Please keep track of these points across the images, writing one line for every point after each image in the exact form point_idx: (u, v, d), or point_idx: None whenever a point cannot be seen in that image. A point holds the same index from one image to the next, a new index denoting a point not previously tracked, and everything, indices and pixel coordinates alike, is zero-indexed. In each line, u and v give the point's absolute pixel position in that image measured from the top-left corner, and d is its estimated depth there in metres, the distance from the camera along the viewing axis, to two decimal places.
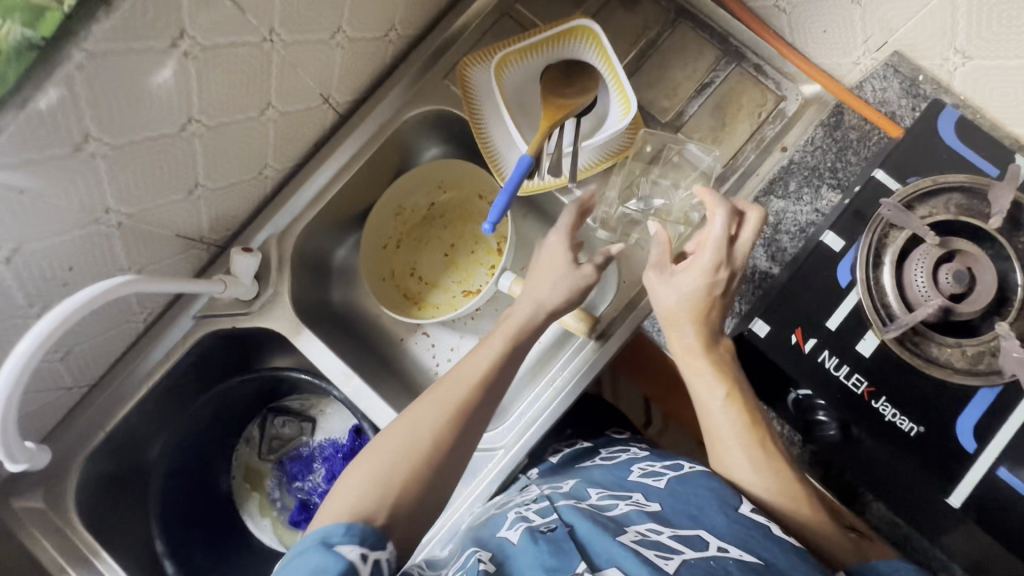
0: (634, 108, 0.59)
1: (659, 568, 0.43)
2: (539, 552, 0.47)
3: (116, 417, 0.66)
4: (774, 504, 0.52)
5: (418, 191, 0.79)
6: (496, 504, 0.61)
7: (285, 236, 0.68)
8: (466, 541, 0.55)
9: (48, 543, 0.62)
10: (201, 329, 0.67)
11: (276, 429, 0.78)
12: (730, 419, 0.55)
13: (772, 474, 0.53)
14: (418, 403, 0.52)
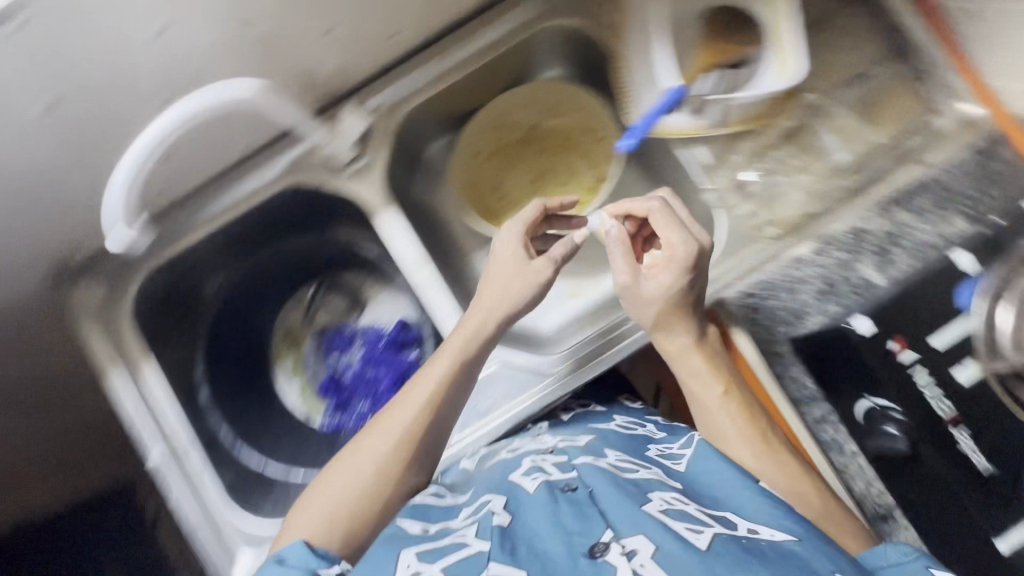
0: (799, 71, 0.58)
1: (690, 542, 0.44)
2: (558, 509, 0.50)
3: (190, 237, 0.67)
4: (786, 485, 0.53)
5: (524, 109, 0.77)
6: (513, 446, 0.63)
7: (391, 112, 0.67)
8: (479, 484, 0.58)
9: (102, 335, 0.65)
10: (288, 180, 0.67)
11: (330, 300, 0.77)
12: (728, 413, 0.57)
13: (778, 460, 0.54)
14: (371, 428, 0.57)
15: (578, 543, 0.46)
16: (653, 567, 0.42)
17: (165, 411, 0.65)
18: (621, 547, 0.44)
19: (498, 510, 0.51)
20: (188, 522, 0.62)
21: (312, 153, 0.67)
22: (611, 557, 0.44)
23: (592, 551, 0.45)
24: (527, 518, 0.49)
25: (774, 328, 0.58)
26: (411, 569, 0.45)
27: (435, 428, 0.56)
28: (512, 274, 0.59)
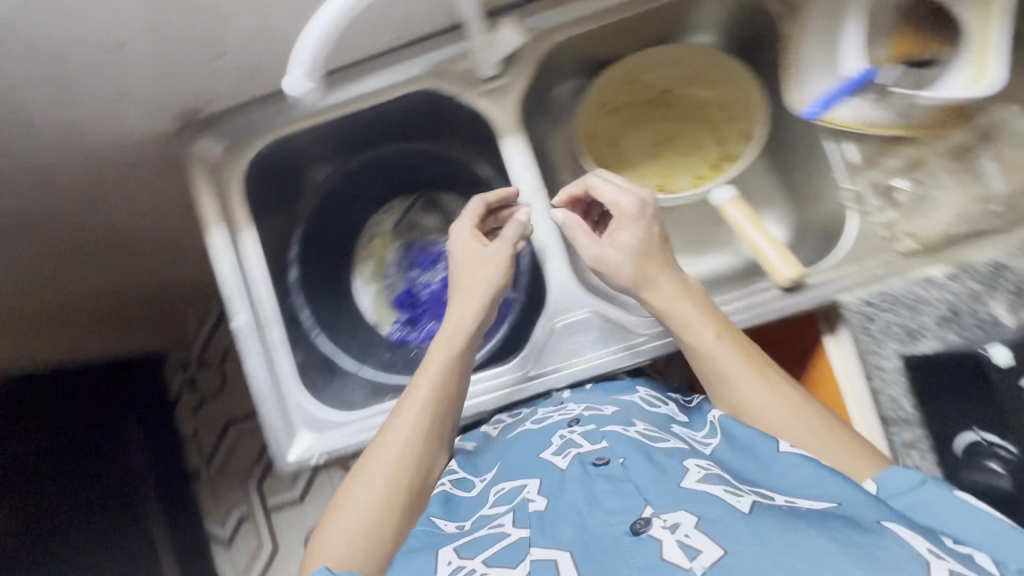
0: (990, 82, 0.55)
1: (733, 506, 0.41)
2: (590, 484, 0.47)
3: (315, 117, 0.67)
4: (800, 424, 0.52)
5: (663, 70, 0.75)
6: (539, 418, 0.62)
7: (541, 38, 0.65)
8: (505, 468, 0.57)
9: (211, 195, 0.65)
10: (423, 84, 0.65)
11: (424, 217, 0.79)
12: (724, 350, 0.56)
13: (785, 397, 0.54)
14: (377, 446, 0.57)
15: (618, 523, 0.42)
16: (699, 536, 0.38)
17: (257, 280, 0.66)
18: (662, 522, 0.41)
19: (534, 495, 0.49)
20: (259, 389, 0.63)
21: (453, 62, 0.65)
22: (654, 532, 0.40)
23: (635, 529, 0.41)
24: (561, 497, 0.47)
25: (884, 344, 0.57)
26: (453, 564, 0.45)
27: (435, 433, 0.58)
28: (487, 261, 0.62)
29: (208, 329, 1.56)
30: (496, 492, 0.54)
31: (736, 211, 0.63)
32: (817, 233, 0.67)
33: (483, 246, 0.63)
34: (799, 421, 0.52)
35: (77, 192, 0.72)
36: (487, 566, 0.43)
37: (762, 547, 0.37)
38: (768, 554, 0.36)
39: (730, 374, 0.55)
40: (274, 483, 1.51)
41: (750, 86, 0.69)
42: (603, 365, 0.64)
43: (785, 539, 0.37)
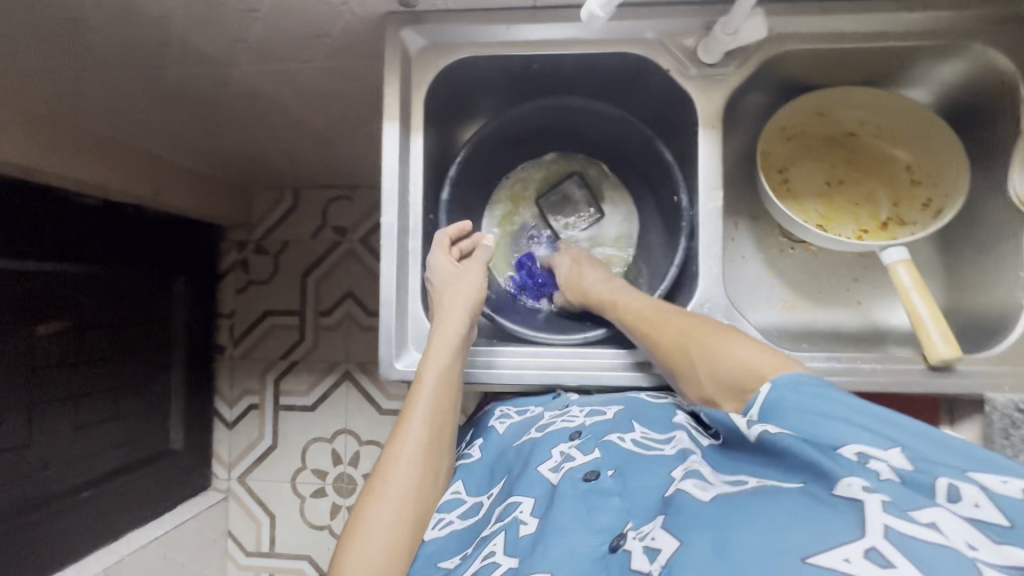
0: None
1: (695, 497, 0.43)
2: (580, 501, 0.51)
3: (520, 46, 0.64)
4: (721, 352, 0.55)
5: (861, 112, 0.72)
6: (541, 427, 0.65)
7: (773, 43, 0.62)
8: (511, 483, 0.59)
9: (395, 91, 0.63)
10: (641, 49, 0.62)
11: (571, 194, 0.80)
12: (639, 299, 0.65)
13: (714, 335, 0.56)
14: (385, 464, 0.57)
15: (596, 543, 0.46)
16: (663, 535, 0.41)
17: (412, 190, 0.65)
18: (635, 535, 0.44)
19: (526, 517, 0.52)
20: (386, 295, 0.62)
21: (678, 36, 0.62)
22: (627, 545, 0.44)
23: (611, 545, 0.45)
24: (552, 516, 0.50)
25: (1020, 455, 0.56)
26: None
27: (436, 449, 0.59)
28: (462, 280, 0.64)
29: (278, 216, 1.55)
30: (497, 511, 0.56)
31: (908, 276, 0.61)
32: (960, 323, 0.67)
33: (457, 270, 0.64)
34: (723, 347, 0.55)
35: (262, 41, 0.71)
36: None
37: (711, 533, 0.38)
38: (717, 538, 0.38)
39: (651, 331, 0.61)
40: (290, 382, 1.53)
41: (957, 158, 0.66)
42: (642, 379, 0.64)
43: (731, 527, 0.38)
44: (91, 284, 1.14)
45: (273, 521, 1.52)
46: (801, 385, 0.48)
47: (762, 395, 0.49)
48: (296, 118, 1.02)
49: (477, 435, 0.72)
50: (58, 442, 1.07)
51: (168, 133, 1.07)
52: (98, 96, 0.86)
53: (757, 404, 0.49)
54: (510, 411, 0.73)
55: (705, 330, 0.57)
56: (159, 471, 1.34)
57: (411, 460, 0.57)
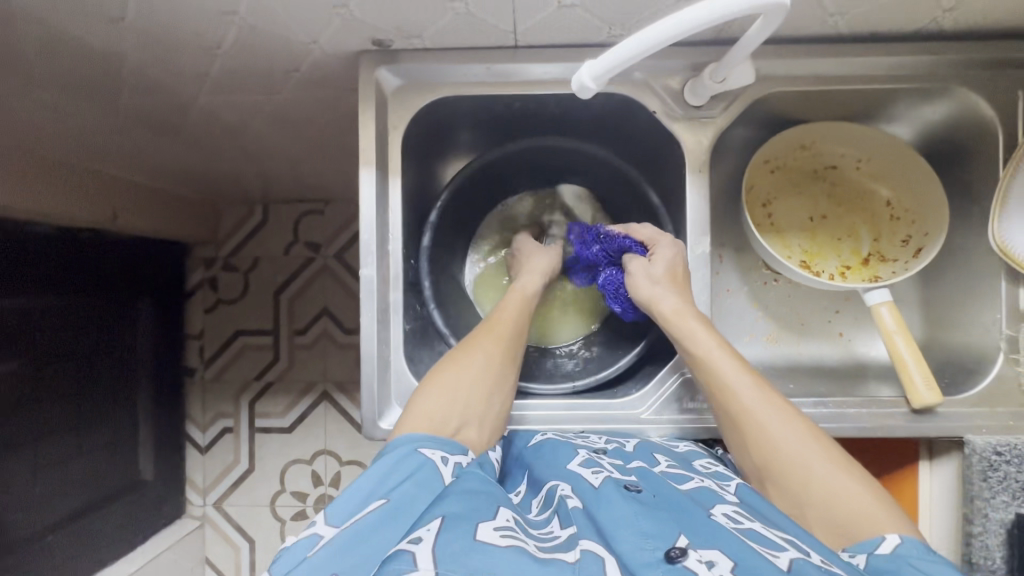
0: None
1: (771, 563, 0.41)
2: (629, 501, 0.48)
3: (501, 85, 0.62)
4: (840, 489, 0.51)
5: (842, 146, 0.72)
6: (558, 435, 0.62)
7: (760, 84, 0.61)
8: (538, 480, 0.56)
9: (372, 134, 0.60)
10: (626, 89, 0.61)
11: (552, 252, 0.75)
12: (732, 363, 0.56)
13: (829, 461, 0.52)
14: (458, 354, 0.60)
15: (648, 551, 0.43)
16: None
17: (392, 238, 0.62)
18: (698, 555, 0.42)
19: (570, 494, 0.51)
20: (367, 351, 0.60)
21: (664, 76, 0.60)
22: (689, 563, 0.41)
23: (668, 555, 0.42)
24: (602, 512, 0.47)
25: (996, 495, 0.58)
26: (511, 522, 0.45)
27: (505, 367, 0.61)
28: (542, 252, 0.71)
29: (247, 231, 1.49)
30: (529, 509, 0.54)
31: (890, 318, 0.62)
32: (934, 359, 0.68)
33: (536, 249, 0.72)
34: (841, 478, 0.51)
35: (226, 75, 0.67)
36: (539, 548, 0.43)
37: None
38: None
39: (764, 432, 0.54)
40: (266, 404, 1.48)
41: (936, 197, 0.67)
42: (633, 425, 0.63)
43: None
44: (48, 315, 1.07)
45: (252, 546, 1.48)
46: (920, 554, 0.46)
47: (890, 542, 0.47)
48: (264, 140, 0.98)
49: None
50: (18, 487, 1.01)
51: (124, 156, 1.00)
52: (46, 124, 0.80)
53: (880, 548, 0.47)
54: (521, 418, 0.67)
55: (816, 443, 0.53)
56: (129, 506, 1.28)
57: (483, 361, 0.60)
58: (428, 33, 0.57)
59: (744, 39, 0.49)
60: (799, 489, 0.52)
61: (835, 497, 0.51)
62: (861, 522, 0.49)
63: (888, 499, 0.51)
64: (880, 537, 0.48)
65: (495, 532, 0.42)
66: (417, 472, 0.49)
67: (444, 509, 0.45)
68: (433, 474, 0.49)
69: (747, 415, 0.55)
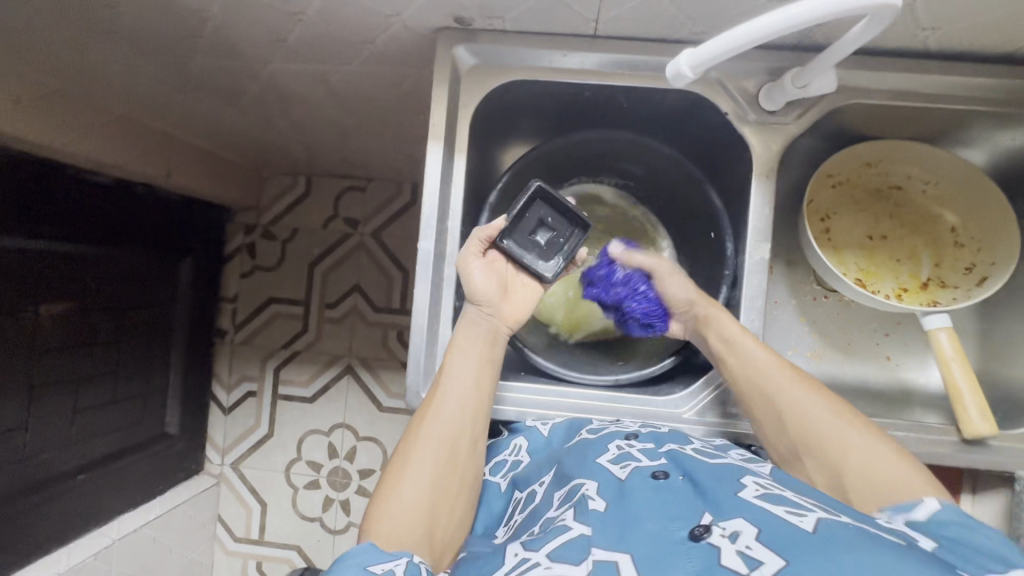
0: None
1: (796, 525, 0.42)
2: (651, 496, 0.49)
3: (574, 73, 0.62)
4: (871, 453, 0.52)
5: (912, 166, 0.70)
6: (594, 428, 0.62)
7: (837, 95, 0.60)
8: (562, 469, 0.57)
9: (443, 111, 0.61)
10: (700, 89, 0.60)
11: (531, 241, 0.64)
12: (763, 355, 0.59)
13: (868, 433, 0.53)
14: (414, 440, 0.57)
15: (675, 529, 0.45)
16: (761, 548, 0.41)
17: (451, 215, 0.63)
18: (721, 530, 0.44)
19: (594, 494, 0.51)
20: (418, 323, 0.61)
21: (740, 79, 0.60)
22: (713, 539, 0.43)
23: (692, 534, 0.44)
24: (625, 505, 0.49)
25: None
26: (519, 556, 0.46)
27: (461, 438, 0.57)
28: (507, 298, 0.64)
29: (289, 201, 1.52)
30: (548, 494, 0.56)
31: (950, 344, 0.60)
32: (987, 391, 0.66)
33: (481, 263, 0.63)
34: (877, 452, 0.52)
35: (302, 43, 0.69)
36: (551, 560, 0.44)
37: (822, 560, 0.38)
38: (825, 563, 0.38)
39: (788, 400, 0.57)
40: (291, 372, 1.51)
41: (1006, 226, 0.65)
42: (673, 421, 0.63)
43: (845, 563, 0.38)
44: (99, 263, 1.11)
45: (263, 509, 1.50)
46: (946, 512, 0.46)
47: (927, 507, 0.47)
48: (322, 112, 0.99)
49: (512, 434, 0.68)
50: (55, 426, 1.05)
51: (184, 116, 1.03)
52: (117, 74, 0.82)
53: (917, 512, 0.47)
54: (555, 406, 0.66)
55: (859, 426, 0.54)
56: (154, 456, 1.32)
57: (434, 452, 0.56)
58: (511, 15, 0.57)
59: (837, 44, 0.48)
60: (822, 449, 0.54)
61: (870, 468, 0.51)
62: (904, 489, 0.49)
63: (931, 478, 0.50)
64: (918, 502, 0.47)
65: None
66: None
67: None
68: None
69: (771, 390, 0.58)
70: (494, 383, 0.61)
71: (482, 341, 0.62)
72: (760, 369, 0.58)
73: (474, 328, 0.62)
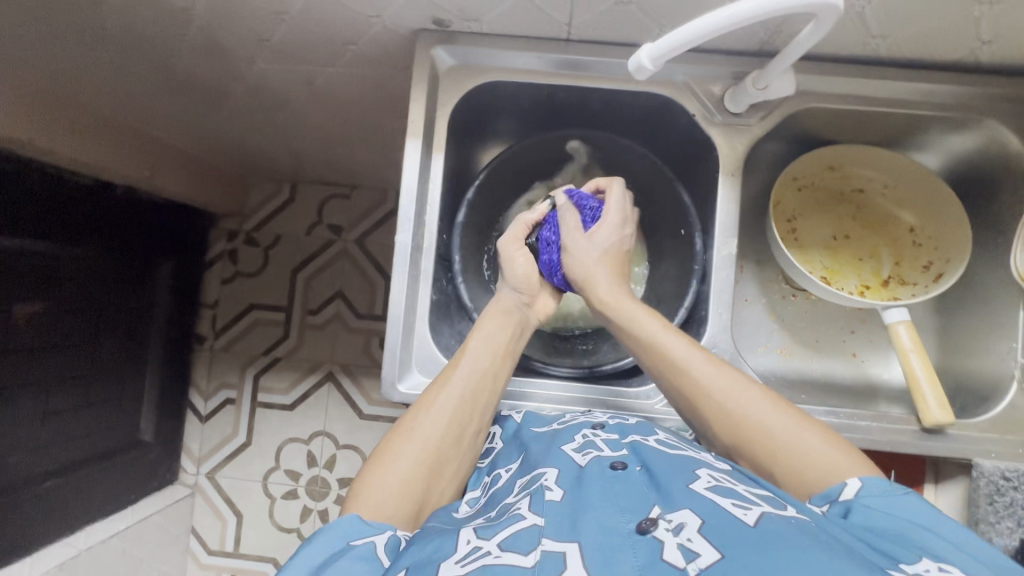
0: None
1: (738, 518, 0.43)
2: (605, 484, 0.50)
3: (549, 75, 0.65)
4: (793, 438, 0.53)
5: (871, 169, 0.73)
6: (564, 420, 0.63)
7: (796, 99, 0.64)
8: (526, 459, 0.58)
9: (421, 108, 0.63)
10: (668, 91, 0.63)
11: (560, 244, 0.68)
12: (676, 341, 0.59)
13: (790, 415, 0.54)
14: (420, 412, 0.58)
15: (623, 522, 0.46)
16: (701, 540, 0.42)
17: (429, 209, 0.65)
18: (667, 524, 0.44)
19: (551, 484, 0.51)
20: (395, 314, 0.62)
21: (706, 82, 0.63)
22: (658, 532, 0.44)
23: (640, 527, 0.45)
24: (581, 495, 0.49)
25: (1002, 520, 0.60)
26: (472, 543, 0.44)
27: (467, 419, 0.58)
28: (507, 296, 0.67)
29: (273, 207, 1.52)
30: (509, 484, 0.56)
31: (908, 338, 0.63)
32: (947, 384, 0.69)
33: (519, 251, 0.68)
34: (800, 435, 0.53)
35: (285, 42, 0.70)
36: (501, 549, 0.43)
37: (759, 553, 0.39)
38: (767, 562, 0.38)
39: (701, 389, 0.56)
40: (270, 379, 1.49)
41: (960, 226, 0.68)
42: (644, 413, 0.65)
43: (780, 556, 0.39)
44: (76, 264, 1.10)
45: (239, 520, 1.47)
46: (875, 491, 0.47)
47: (850, 488, 0.48)
48: (305, 116, 1.00)
49: None
50: (25, 429, 1.02)
51: (167, 117, 1.03)
52: (101, 72, 0.83)
53: (843, 493, 0.48)
54: (528, 399, 0.67)
55: (781, 408, 0.55)
56: (127, 464, 1.29)
57: (438, 427, 0.56)
58: (487, 17, 0.59)
59: (792, 46, 0.51)
60: (741, 437, 0.54)
61: (790, 452, 0.52)
62: (827, 471, 0.50)
63: (861, 459, 0.51)
64: (842, 485, 0.49)
65: (456, 566, 0.42)
66: (353, 549, 0.46)
67: (408, 560, 0.45)
68: (372, 551, 0.46)
69: (690, 377, 0.57)
70: (510, 372, 0.63)
71: (501, 332, 0.63)
72: (680, 356, 0.58)
73: (496, 321, 0.64)
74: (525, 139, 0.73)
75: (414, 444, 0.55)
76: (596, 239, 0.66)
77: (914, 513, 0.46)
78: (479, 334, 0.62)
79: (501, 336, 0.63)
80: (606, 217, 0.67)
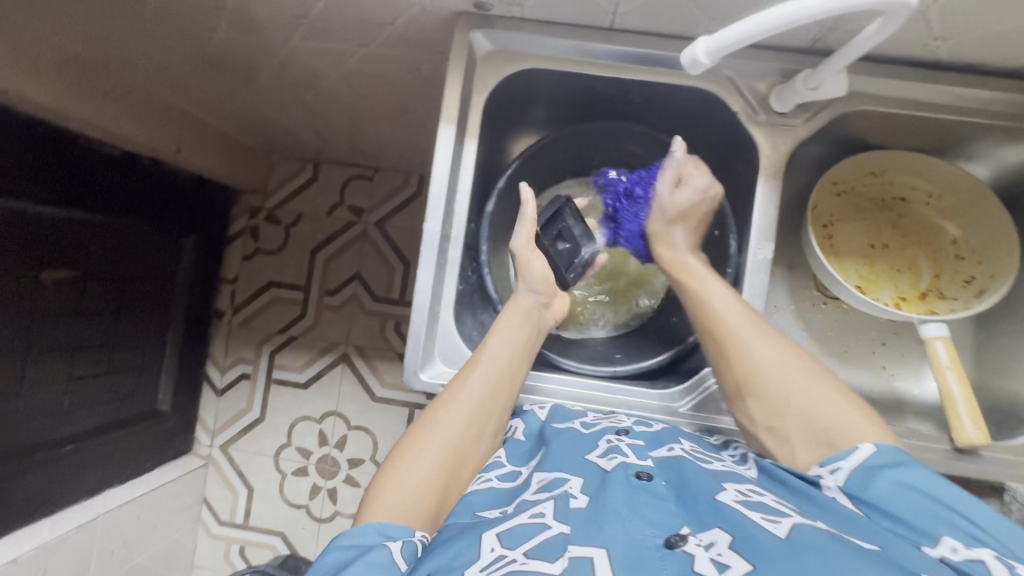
0: None
1: (766, 530, 0.42)
2: (631, 492, 0.49)
3: (589, 66, 0.63)
4: (820, 397, 0.54)
5: (917, 178, 0.71)
6: (587, 421, 0.62)
7: (846, 100, 0.61)
8: (548, 455, 0.57)
9: (457, 93, 0.62)
10: (712, 87, 0.61)
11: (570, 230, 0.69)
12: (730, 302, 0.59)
13: (809, 366, 0.56)
14: (437, 411, 0.58)
15: (651, 534, 0.45)
16: (732, 554, 0.41)
17: (460, 197, 0.64)
18: (697, 540, 0.44)
19: (576, 492, 0.50)
20: (420, 303, 0.62)
21: (752, 80, 0.61)
22: (688, 548, 0.43)
23: (668, 541, 0.44)
24: (605, 500, 0.48)
25: None
26: (496, 552, 0.44)
27: (482, 419, 0.58)
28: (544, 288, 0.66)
29: (296, 186, 1.52)
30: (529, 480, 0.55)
31: (945, 353, 0.61)
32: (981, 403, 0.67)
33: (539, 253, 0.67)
34: (831, 399, 0.53)
35: (322, 19, 0.69)
36: (527, 557, 0.43)
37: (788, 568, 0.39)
38: None
39: (747, 350, 0.57)
40: (286, 357, 1.50)
41: (1008, 243, 0.66)
42: (668, 417, 0.65)
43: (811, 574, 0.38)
44: (105, 234, 1.11)
45: (250, 493, 1.49)
46: (884, 468, 0.49)
47: (861, 453, 0.49)
48: (332, 95, 0.99)
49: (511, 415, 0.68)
50: (47, 393, 1.04)
51: (195, 89, 1.03)
52: (132, 40, 0.83)
53: (853, 458, 0.50)
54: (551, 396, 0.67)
55: (813, 368, 0.56)
56: (144, 432, 1.31)
57: (453, 426, 0.57)
58: (531, 3, 0.57)
59: (850, 45, 0.49)
60: (747, 371, 0.56)
61: (806, 408, 0.54)
62: (808, 404, 0.53)
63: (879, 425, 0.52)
64: (855, 448, 0.50)
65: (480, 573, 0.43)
66: (368, 555, 0.47)
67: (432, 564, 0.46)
68: (388, 557, 0.47)
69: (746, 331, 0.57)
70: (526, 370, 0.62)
71: (520, 335, 0.62)
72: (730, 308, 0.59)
73: (516, 321, 0.63)
74: (560, 130, 0.72)
75: (429, 445, 0.55)
76: (672, 194, 0.65)
77: (924, 483, 0.48)
78: (496, 334, 0.62)
79: (519, 333, 0.62)
80: (692, 174, 0.65)
